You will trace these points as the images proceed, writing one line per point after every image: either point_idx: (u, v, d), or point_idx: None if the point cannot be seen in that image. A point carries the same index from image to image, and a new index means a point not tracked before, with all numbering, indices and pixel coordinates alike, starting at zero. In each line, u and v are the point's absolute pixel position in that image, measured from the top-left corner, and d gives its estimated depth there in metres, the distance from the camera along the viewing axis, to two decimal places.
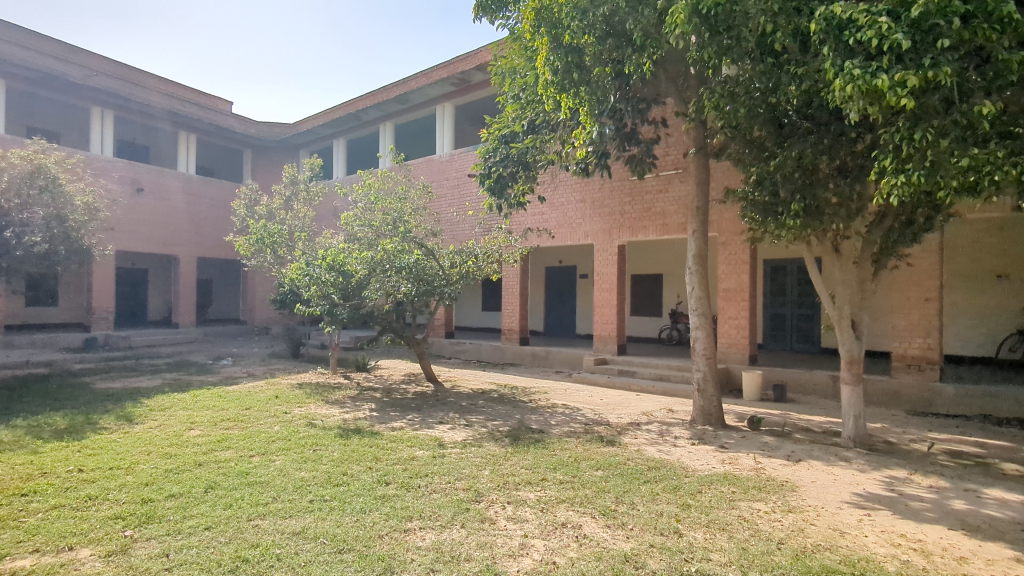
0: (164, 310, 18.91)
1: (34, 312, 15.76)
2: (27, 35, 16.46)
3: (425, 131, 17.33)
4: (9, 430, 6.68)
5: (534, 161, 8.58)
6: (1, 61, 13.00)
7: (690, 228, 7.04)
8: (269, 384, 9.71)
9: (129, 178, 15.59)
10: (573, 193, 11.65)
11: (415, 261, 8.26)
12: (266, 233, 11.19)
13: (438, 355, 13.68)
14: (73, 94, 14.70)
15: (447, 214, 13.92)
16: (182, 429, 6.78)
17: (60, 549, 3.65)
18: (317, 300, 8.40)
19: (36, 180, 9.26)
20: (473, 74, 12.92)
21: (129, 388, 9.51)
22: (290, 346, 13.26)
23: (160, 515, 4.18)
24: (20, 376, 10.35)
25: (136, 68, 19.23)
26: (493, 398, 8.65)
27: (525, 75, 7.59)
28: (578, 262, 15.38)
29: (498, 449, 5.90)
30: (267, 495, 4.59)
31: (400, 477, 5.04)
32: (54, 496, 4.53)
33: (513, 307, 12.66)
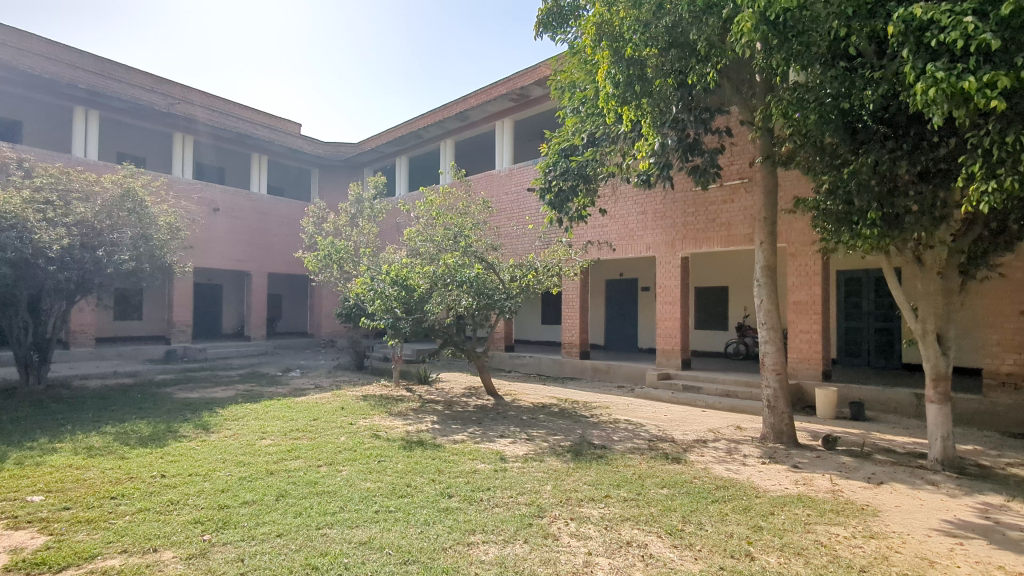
0: (237, 323, 19.85)
1: (122, 326, 16.86)
2: (118, 68, 17.78)
3: (485, 146, 17.59)
4: (99, 436, 7.15)
5: (594, 174, 8.50)
6: (95, 93, 14.07)
7: (757, 240, 6.83)
8: (335, 396, 10.00)
9: (207, 199, 16.53)
10: (634, 205, 11.52)
11: (476, 276, 8.33)
12: (333, 249, 11.58)
13: (498, 368, 13.75)
14: (158, 121, 15.73)
15: (507, 228, 14.03)
16: (255, 439, 7.07)
17: (145, 551, 3.86)
18: (381, 314, 8.57)
19: (125, 203, 9.89)
20: (532, 90, 13.02)
21: (206, 398, 10.00)
22: (356, 359, 13.64)
23: (236, 521, 4.36)
24: (109, 386, 11.06)
25: (216, 95, 20.45)
26: (554, 412, 8.61)
27: (585, 89, 7.59)
28: (640, 274, 15.17)
29: (560, 465, 5.85)
30: (334, 505, 4.71)
31: (463, 491, 5.07)
32: (140, 500, 4.80)
33: (573, 321, 12.58)
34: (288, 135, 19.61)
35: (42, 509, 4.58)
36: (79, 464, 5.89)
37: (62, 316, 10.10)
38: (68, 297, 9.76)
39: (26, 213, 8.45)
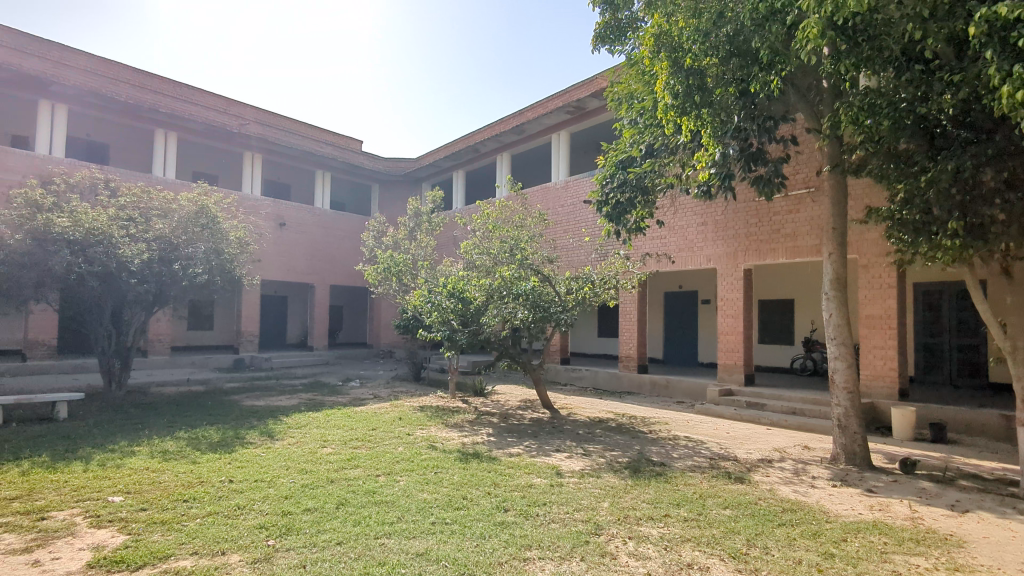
0: (300, 334, 20.55)
1: (195, 335, 17.74)
2: (193, 91, 18.85)
3: (541, 159, 17.65)
4: (174, 441, 7.53)
5: (653, 185, 8.36)
6: (174, 116, 14.96)
7: (825, 251, 6.54)
8: (393, 406, 10.17)
9: (274, 215, 17.25)
10: (694, 215, 11.28)
11: (532, 288, 8.30)
12: (393, 262, 11.84)
13: (553, 381, 13.67)
14: (230, 142, 16.56)
15: (563, 240, 13.99)
16: (316, 447, 7.28)
17: (215, 553, 4.01)
18: (438, 326, 8.71)
19: (200, 220, 10.44)
20: (589, 102, 12.99)
21: (271, 406, 10.37)
22: (413, 370, 13.85)
23: (298, 528, 4.48)
24: (183, 393, 11.64)
25: (284, 116, 21.44)
26: (611, 427, 8.48)
27: (643, 99, 7.51)
28: (700, 287, 14.82)
29: (617, 481, 5.73)
30: (392, 515, 4.77)
31: (519, 505, 5.04)
32: (210, 504, 5.00)
33: (629, 334, 12.39)
34: (350, 152, 20.29)
35: (122, 510, 4.84)
36: (155, 467, 6.21)
37: (142, 326, 10.72)
38: (147, 308, 10.35)
39: (112, 228, 9.05)
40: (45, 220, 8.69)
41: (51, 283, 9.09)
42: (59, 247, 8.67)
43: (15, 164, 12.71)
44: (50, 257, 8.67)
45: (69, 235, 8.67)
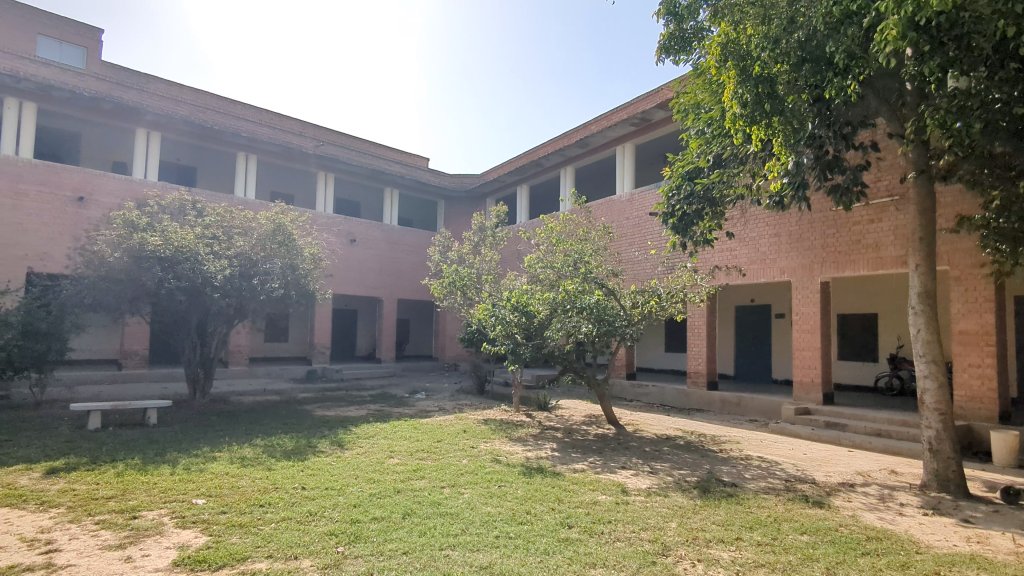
0: (369, 346, 21.17)
1: (271, 347, 18.59)
2: (271, 115, 19.96)
3: (605, 172, 17.55)
4: (251, 448, 7.89)
5: (722, 197, 8.12)
6: (254, 139, 15.85)
7: (912, 262, 6.14)
8: (458, 419, 10.28)
9: (345, 231, 17.91)
10: (766, 227, 10.90)
11: (596, 302, 8.18)
12: (457, 276, 11.99)
13: (619, 397, 13.43)
14: (305, 163, 17.35)
15: (628, 253, 13.81)
16: (384, 457, 7.44)
17: (288, 557, 4.15)
18: (502, 339, 8.81)
19: (276, 236, 10.93)
20: (654, 113, 12.84)
21: (341, 416, 10.68)
22: (478, 383, 13.97)
23: (366, 536, 4.57)
24: (261, 402, 12.20)
25: (355, 137, 22.34)
26: (679, 445, 8.22)
27: (711, 110, 7.36)
28: (773, 300, 14.27)
29: (686, 501, 5.55)
30: (457, 527, 4.81)
31: (583, 522, 4.96)
32: (284, 510, 5.20)
33: (698, 349, 12.02)
34: (418, 169, 20.88)
35: (205, 512, 5.10)
36: (234, 472, 6.51)
37: (224, 337, 11.35)
38: (228, 320, 10.95)
39: (198, 246, 9.65)
40: (140, 239, 9.37)
41: (144, 297, 9.79)
42: (152, 264, 9.36)
43: (116, 188, 13.81)
44: (143, 273, 9.38)
45: (161, 253, 9.32)
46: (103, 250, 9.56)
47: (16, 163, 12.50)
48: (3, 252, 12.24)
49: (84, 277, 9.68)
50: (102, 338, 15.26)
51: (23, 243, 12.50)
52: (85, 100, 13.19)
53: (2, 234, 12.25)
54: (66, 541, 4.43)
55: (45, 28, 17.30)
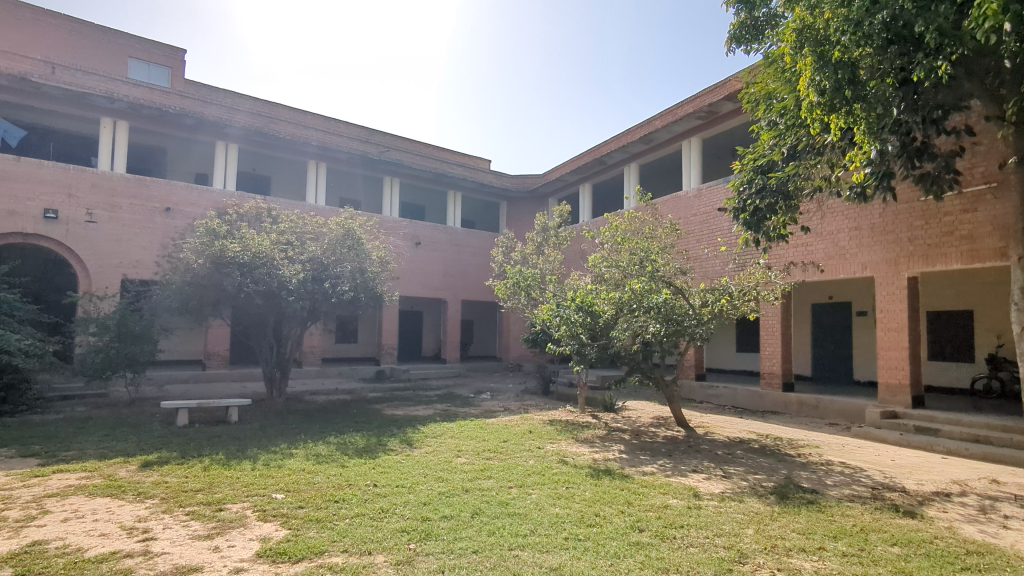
0: (435, 347, 21.57)
1: (342, 348, 19.25)
2: (340, 124, 20.71)
3: (671, 168, 17.16)
4: (326, 445, 8.19)
5: (797, 189, 7.75)
6: (324, 147, 16.43)
7: (1013, 255, 5.71)
8: (524, 419, 10.30)
9: (410, 235, 18.31)
10: (845, 220, 10.36)
11: (664, 301, 7.99)
12: (521, 277, 12.00)
13: (687, 398, 13.12)
14: (372, 168, 17.85)
15: (696, 251, 13.46)
16: (451, 456, 7.55)
17: (362, 553, 4.26)
18: (567, 339, 8.83)
19: (346, 241, 11.29)
20: (722, 105, 12.45)
21: (410, 415, 10.92)
22: (543, 384, 13.96)
23: (437, 534, 4.65)
24: (334, 402, 12.65)
25: (418, 142, 22.83)
26: (754, 448, 7.93)
27: (785, 99, 7.07)
28: (854, 298, 13.55)
29: (762, 507, 5.33)
30: (525, 527, 4.80)
31: (655, 526, 4.85)
32: (358, 506, 5.35)
33: (772, 349, 11.55)
34: (480, 172, 21.10)
35: (283, 506, 5.31)
36: (310, 469, 6.77)
37: (298, 339, 11.83)
38: (302, 323, 11.40)
39: (273, 252, 10.10)
40: (221, 246, 9.89)
41: (225, 300, 10.33)
42: (232, 269, 9.87)
43: (198, 198, 14.64)
44: (224, 278, 9.90)
45: (240, 259, 9.82)
46: (188, 257, 10.13)
47: (111, 178, 13.46)
48: (102, 260, 13.22)
49: (172, 282, 10.29)
50: (188, 340, 16.24)
51: (118, 252, 13.44)
52: (171, 116, 14.06)
53: (99, 244, 13.21)
54: (160, 530, 4.73)
55: (134, 51, 18.57)
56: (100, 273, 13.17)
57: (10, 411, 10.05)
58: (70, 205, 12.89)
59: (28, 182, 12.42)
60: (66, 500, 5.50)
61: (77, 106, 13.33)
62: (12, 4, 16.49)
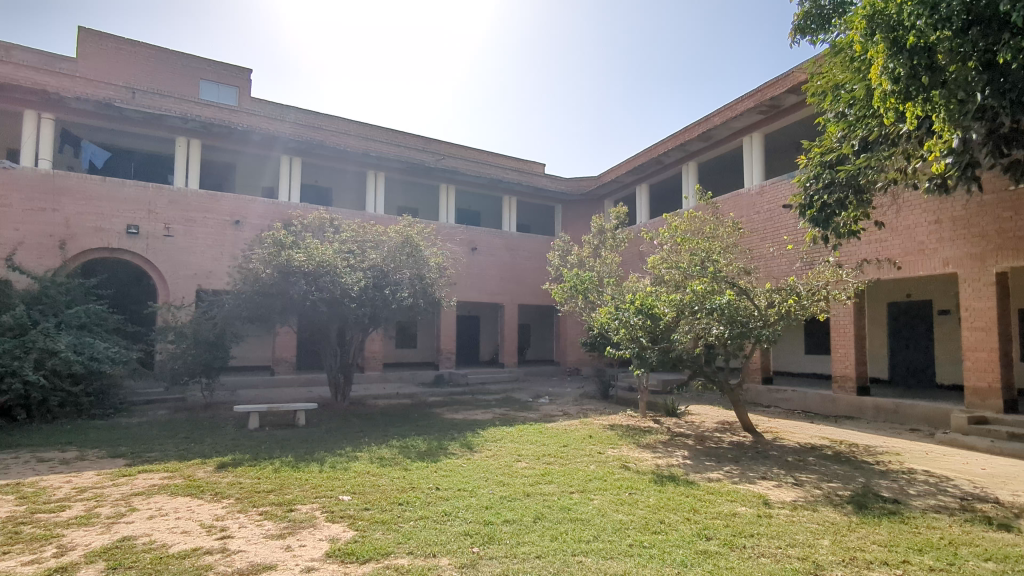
0: (492, 351, 21.72)
1: (402, 353, 19.66)
2: (398, 135, 21.23)
3: (731, 165, 16.71)
4: (389, 448, 8.37)
5: (869, 182, 7.36)
6: (381, 157, 16.81)
7: None
8: (583, 424, 10.19)
9: (466, 241, 18.51)
10: (923, 213, 9.81)
11: (728, 302, 7.74)
12: (578, 280, 11.93)
13: (753, 402, 12.69)
14: (428, 176, 18.15)
15: (760, 250, 13.02)
16: (512, 461, 7.56)
17: (427, 555, 4.32)
18: (626, 343, 8.69)
19: (405, 249, 11.54)
20: (785, 98, 12.01)
21: (470, 419, 11.02)
22: (602, 388, 13.80)
23: (499, 538, 4.66)
24: (395, 406, 12.90)
25: (473, 148, 23.10)
26: (827, 455, 7.58)
27: (855, 88, 6.78)
28: (934, 296, 12.80)
29: (839, 517, 5.08)
30: (588, 533, 4.75)
31: (722, 534, 4.70)
32: (421, 508, 5.44)
33: (844, 350, 11.03)
34: (534, 176, 21.13)
35: (351, 508, 5.46)
36: (375, 471, 6.94)
37: (360, 344, 12.15)
38: (364, 329, 11.70)
39: (336, 261, 10.43)
40: (288, 256, 10.28)
41: (292, 308, 10.71)
42: (298, 278, 10.25)
43: (266, 210, 15.29)
44: (291, 287, 10.26)
45: (305, 268, 10.19)
46: (257, 267, 10.58)
47: (186, 194, 14.24)
48: (179, 272, 13.98)
49: (242, 291, 10.73)
50: (257, 346, 16.96)
51: (193, 264, 14.18)
52: (240, 133, 14.74)
53: (176, 257, 13.97)
54: (236, 528, 4.94)
55: (205, 73, 19.62)
56: (176, 284, 13.92)
57: (100, 414, 10.77)
58: (150, 220, 13.72)
59: (112, 201, 13.29)
60: (151, 498, 5.83)
61: (155, 128, 14.18)
62: (97, 35, 17.75)
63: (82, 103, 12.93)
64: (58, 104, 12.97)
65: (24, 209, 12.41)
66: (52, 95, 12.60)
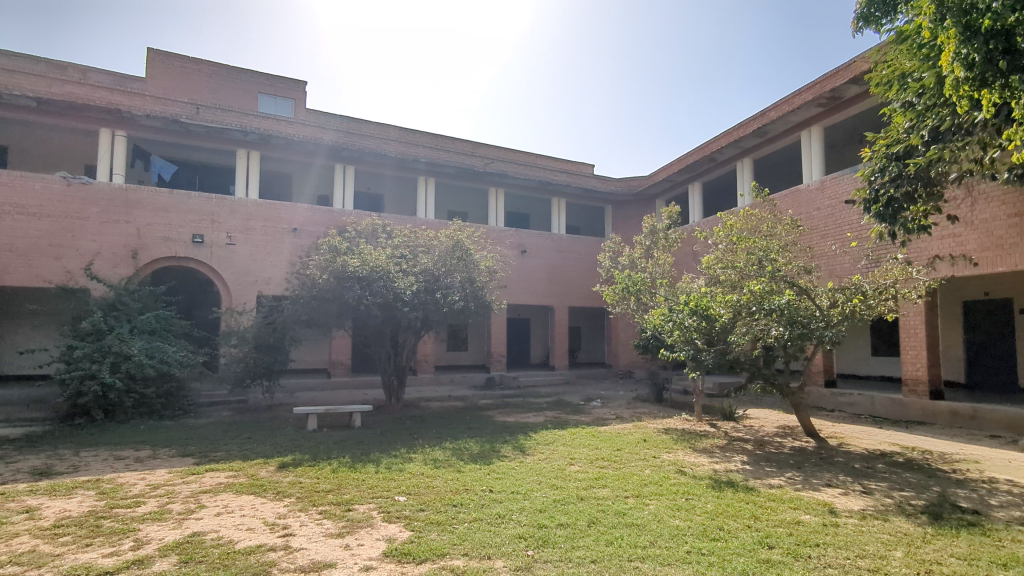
0: (543, 353, 21.70)
1: (454, 355, 19.88)
2: (447, 140, 21.53)
3: (788, 160, 16.18)
4: (443, 450, 8.46)
5: (940, 175, 6.98)
6: (432, 162, 17.06)
7: None
8: (637, 428, 10.04)
9: (516, 244, 18.55)
10: (1001, 206, 9.24)
11: (788, 302, 7.50)
12: (630, 281, 11.76)
13: (816, 406, 12.22)
14: (478, 180, 18.30)
15: (821, 247, 12.54)
16: (564, 464, 7.52)
17: (482, 557, 4.34)
18: (681, 345, 8.52)
19: (455, 253, 11.66)
20: (846, 89, 11.54)
21: (521, 422, 11.01)
22: (656, 391, 13.57)
23: (553, 541, 4.64)
24: (448, 408, 13.04)
25: (522, 151, 23.18)
26: (898, 462, 7.22)
27: (923, 77, 6.44)
28: (1014, 293, 12.02)
29: (912, 528, 4.82)
30: (644, 539, 4.67)
31: (786, 543, 4.53)
32: (475, 510, 5.48)
33: (915, 352, 10.49)
34: (584, 177, 21.02)
35: (406, 508, 5.54)
36: (429, 473, 7.03)
37: (413, 347, 12.36)
38: (416, 332, 11.91)
39: (389, 266, 10.65)
40: (342, 262, 10.58)
41: (348, 313, 10.98)
42: (353, 283, 10.50)
43: (322, 218, 15.76)
44: (346, 292, 10.51)
45: (359, 273, 10.45)
46: (313, 273, 10.91)
47: (247, 204, 14.82)
48: (241, 279, 14.57)
49: (300, 296, 11.10)
50: (314, 350, 17.47)
51: (254, 271, 14.75)
52: (297, 144, 15.25)
53: (237, 264, 14.55)
54: (298, 527, 5.09)
55: (263, 87, 20.39)
56: (239, 290, 14.51)
57: (170, 415, 11.24)
58: (214, 229, 14.34)
59: (180, 212, 13.96)
60: (218, 496, 6.08)
61: (219, 141, 14.84)
62: (164, 55, 18.70)
63: (152, 120, 13.65)
64: (130, 122, 13.73)
65: (100, 221, 13.18)
66: (125, 114, 13.35)
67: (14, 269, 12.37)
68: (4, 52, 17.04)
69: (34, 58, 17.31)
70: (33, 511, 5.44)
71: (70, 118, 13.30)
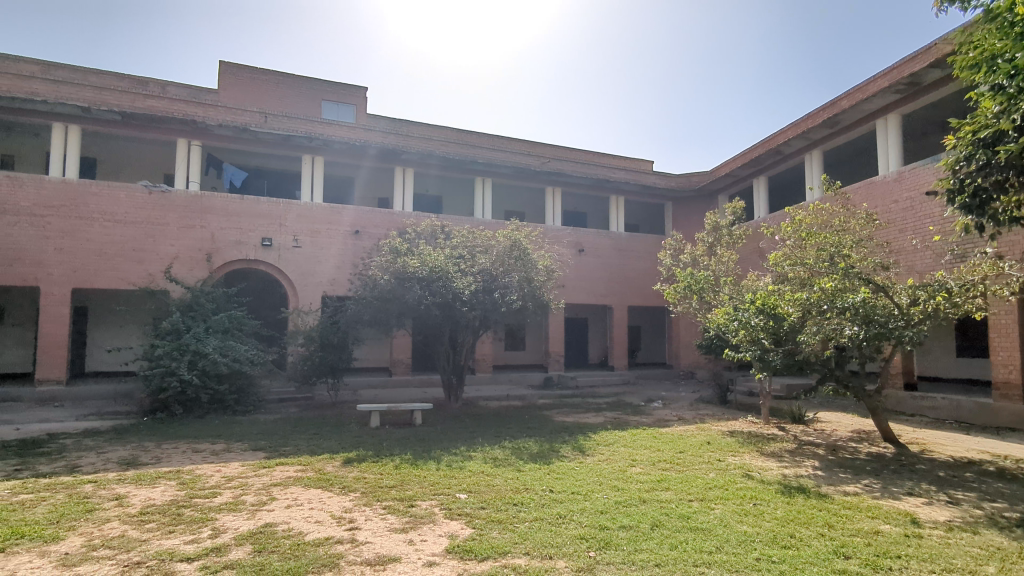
0: (601, 353, 21.49)
1: (512, 354, 19.96)
2: (504, 141, 21.64)
3: (861, 151, 15.41)
4: (503, 449, 8.49)
5: None
6: (489, 163, 17.19)
7: None
8: (701, 430, 9.77)
9: (574, 243, 18.44)
10: None
11: (862, 300, 7.13)
12: (692, 279, 11.47)
13: (894, 410, 11.58)
14: (535, 179, 18.30)
15: (899, 242, 11.89)
16: (626, 465, 7.40)
17: (544, 557, 4.33)
18: (747, 345, 8.26)
19: (513, 253, 11.64)
20: (926, 73, 10.86)
21: (581, 422, 10.93)
22: (720, 393, 13.19)
23: (615, 543, 4.58)
24: (507, 407, 13.10)
25: (578, 149, 23.03)
26: (989, 471, 6.74)
27: (1015, 58, 6.03)
28: None
29: (1005, 542, 4.48)
30: (710, 544, 4.54)
31: (864, 553, 4.30)
32: (536, 510, 5.48)
33: (1007, 353, 9.77)
34: (643, 174, 20.65)
35: (467, 506, 5.60)
36: (490, 471, 7.07)
37: (471, 347, 12.47)
38: (475, 332, 12.03)
39: (448, 266, 10.79)
40: (404, 263, 10.82)
41: (409, 313, 11.18)
42: (413, 283, 10.69)
43: (384, 220, 16.13)
44: (406, 292, 10.71)
45: (419, 273, 10.64)
46: (376, 274, 11.22)
47: (312, 208, 15.35)
48: (306, 280, 15.11)
49: (363, 297, 11.41)
50: (377, 349, 17.92)
51: (319, 273, 15.25)
52: (359, 148, 15.66)
53: (304, 265, 15.09)
54: (363, 521, 5.22)
55: (327, 94, 21.07)
56: (305, 291, 15.04)
57: (242, 409, 11.72)
58: (282, 233, 14.92)
59: (250, 217, 14.61)
60: (289, 489, 6.33)
61: (286, 147, 15.42)
62: (235, 67, 19.64)
63: (224, 129, 14.32)
64: (204, 132, 14.46)
65: (178, 226, 13.95)
66: (200, 124, 14.07)
67: (102, 273, 13.28)
68: (94, 70, 18.33)
69: (120, 76, 18.54)
70: (122, 498, 5.82)
71: (152, 130, 14.14)
